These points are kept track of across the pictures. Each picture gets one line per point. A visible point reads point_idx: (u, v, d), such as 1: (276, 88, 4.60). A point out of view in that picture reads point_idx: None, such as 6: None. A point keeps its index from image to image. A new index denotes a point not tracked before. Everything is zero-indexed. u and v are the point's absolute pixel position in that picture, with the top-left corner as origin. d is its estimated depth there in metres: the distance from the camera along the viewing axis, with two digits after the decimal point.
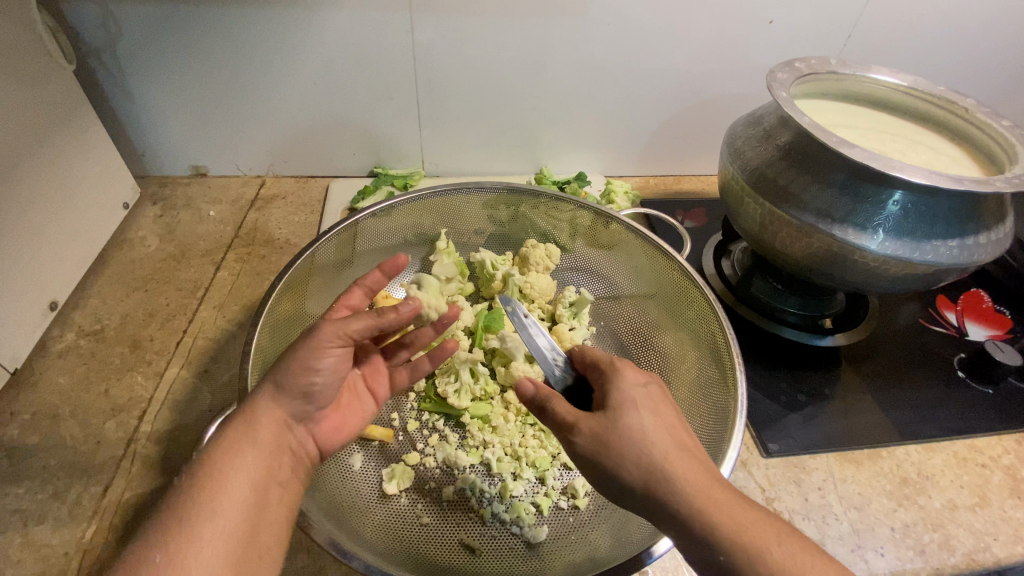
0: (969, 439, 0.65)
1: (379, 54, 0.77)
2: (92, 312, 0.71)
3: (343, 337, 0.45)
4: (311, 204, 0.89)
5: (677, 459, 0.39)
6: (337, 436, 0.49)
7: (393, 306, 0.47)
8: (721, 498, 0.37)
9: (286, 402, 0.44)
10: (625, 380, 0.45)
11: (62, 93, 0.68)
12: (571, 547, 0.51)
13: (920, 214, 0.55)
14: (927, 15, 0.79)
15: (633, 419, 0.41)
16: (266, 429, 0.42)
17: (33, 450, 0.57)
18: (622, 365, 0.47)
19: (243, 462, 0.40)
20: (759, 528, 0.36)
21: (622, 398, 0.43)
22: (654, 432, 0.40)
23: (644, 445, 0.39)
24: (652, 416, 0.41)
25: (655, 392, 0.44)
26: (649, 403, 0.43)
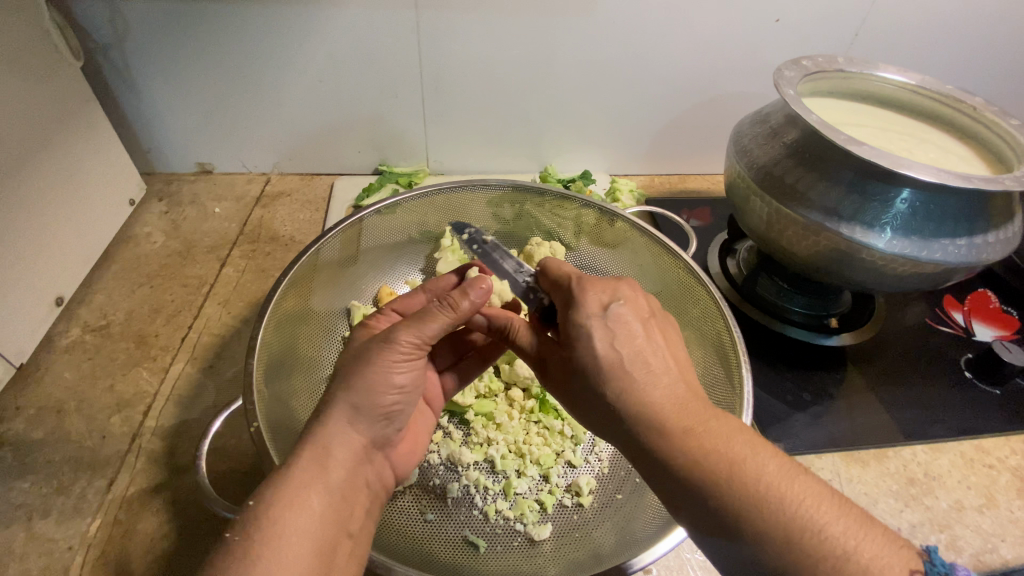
0: (976, 440, 0.64)
1: (385, 52, 0.77)
2: (98, 307, 0.71)
3: (417, 344, 0.44)
4: (316, 202, 0.90)
5: (641, 396, 0.37)
6: (412, 456, 0.49)
7: (461, 300, 0.46)
8: (687, 433, 0.36)
9: (367, 426, 0.42)
10: (585, 308, 0.41)
11: (70, 90, 0.68)
12: (575, 545, 0.51)
13: (929, 212, 0.54)
14: (935, 14, 0.78)
15: (589, 355, 0.39)
16: (340, 463, 0.40)
17: (39, 445, 0.57)
18: (584, 289, 0.42)
19: (316, 501, 0.37)
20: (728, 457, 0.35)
21: (578, 332, 0.40)
22: (611, 367, 0.38)
23: (602, 383, 0.38)
24: (610, 347, 0.39)
25: (622, 316, 0.40)
26: (612, 330, 0.39)
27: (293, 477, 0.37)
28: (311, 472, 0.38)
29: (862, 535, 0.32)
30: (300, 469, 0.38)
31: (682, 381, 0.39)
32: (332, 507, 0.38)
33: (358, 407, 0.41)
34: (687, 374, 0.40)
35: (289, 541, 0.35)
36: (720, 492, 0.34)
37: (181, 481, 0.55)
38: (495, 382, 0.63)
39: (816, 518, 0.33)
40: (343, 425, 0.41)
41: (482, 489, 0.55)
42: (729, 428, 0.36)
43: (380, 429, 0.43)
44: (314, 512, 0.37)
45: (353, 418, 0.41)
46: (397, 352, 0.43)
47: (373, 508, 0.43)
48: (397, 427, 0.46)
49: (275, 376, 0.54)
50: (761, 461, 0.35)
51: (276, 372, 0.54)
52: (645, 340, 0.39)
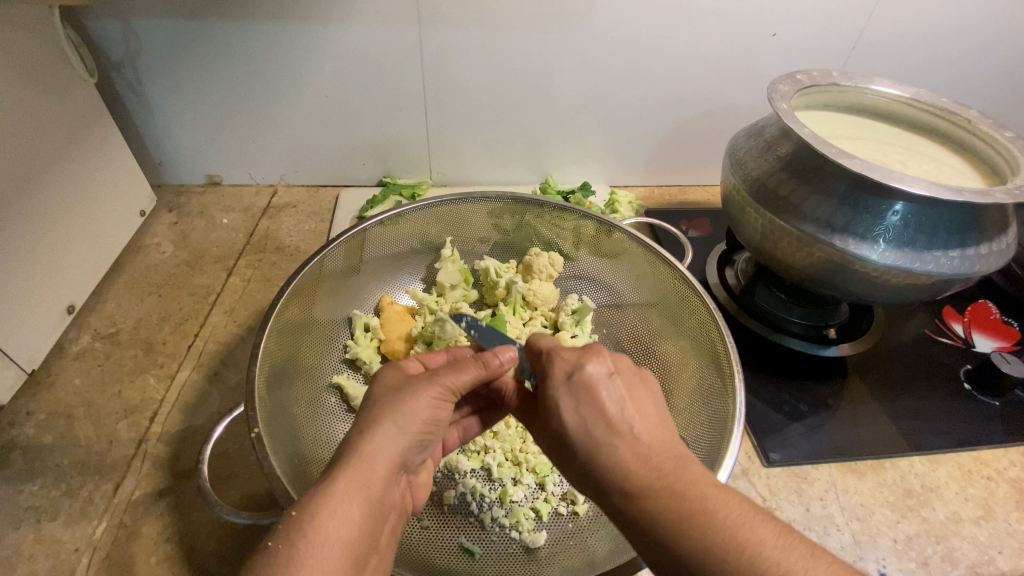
0: (974, 451, 0.64)
1: (388, 67, 0.79)
2: (108, 315, 0.73)
3: (454, 386, 0.44)
4: (321, 213, 0.91)
5: (605, 457, 0.38)
6: (428, 490, 0.48)
7: (493, 354, 0.46)
8: (646, 490, 0.36)
9: (406, 448, 0.42)
10: (554, 376, 0.42)
11: (84, 105, 0.71)
12: (570, 552, 0.52)
13: (920, 224, 0.55)
14: (930, 28, 0.79)
15: (560, 422, 0.41)
16: (380, 479, 0.39)
17: (48, 449, 0.59)
18: (553, 355, 0.43)
19: (355, 516, 0.37)
20: (684, 512, 0.35)
21: (549, 399, 0.42)
22: (580, 433, 0.40)
23: (573, 447, 0.40)
24: (578, 415, 0.40)
25: (587, 380, 0.41)
26: (577, 396, 0.41)
27: (335, 488, 0.37)
28: (356, 484, 0.38)
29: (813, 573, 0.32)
30: (344, 480, 0.37)
31: (649, 437, 0.39)
32: (369, 523, 0.38)
33: (401, 426, 0.41)
34: (657, 429, 0.40)
35: (328, 553, 0.34)
36: (678, 550, 0.34)
37: (184, 487, 0.57)
38: None
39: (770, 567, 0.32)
40: (388, 440, 0.40)
41: (479, 496, 0.56)
42: (689, 479, 0.36)
43: (412, 455, 0.43)
44: (353, 526, 0.36)
45: (396, 435, 0.41)
46: (438, 389, 0.44)
47: (398, 525, 0.43)
48: (423, 456, 0.45)
49: (277, 382, 0.55)
50: (716, 511, 0.35)
51: (279, 379, 0.56)
52: (611, 401, 0.40)
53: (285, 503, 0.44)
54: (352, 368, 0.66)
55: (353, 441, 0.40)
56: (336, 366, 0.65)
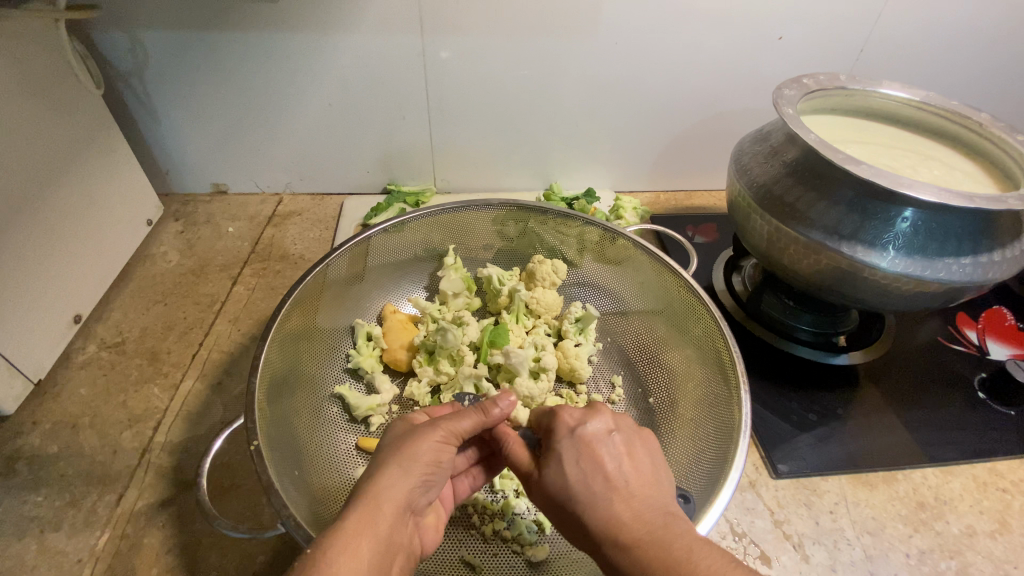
0: (990, 462, 0.63)
1: (392, 75, 0.79)
2: (114, 324, 0.73)
3: (457, 432, 0.44)
4: (326, 220, 0.92)
5: (594, 508, 0.39)
6: (435, 532, 0.46)
7: (492, 402, 0.47)
8: (631, 540, 0.37)
9: (412, 490, 0.41)
10: (557, 431, 0.44)
11: (91, 117, 0.71)
12: (572, 566, 0.50)
13: (931, 231, 0.54)
14: (940, 30, 0.78)
15: (559, 476, 0.41)
16: (388, 518, 0.39)
17: (53, 459, 0.59)
18: (558, 411, 0.45)
19: (363, 556, 0.36)
20: (666, 561, 0.36)
21: (551, 452, 0.43)
22: (578, 485, 0.40)
23: (569, 497, 0.40)
24: (577, 468, 0.41)
25: (590, 437, 0.42)
26: (580, 451, 0.42)
27: (345, 528, 0.37)
28: (363, 524, 0.38)
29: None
30: (353, 519, 0.38)
31: (643, 494, 0.40)
32: (378, 562, 0.37)
33: (406, 468, 0.41)
34: (651, 487, 0.41)
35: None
36: None
37: (186, 497, 0.57)
38: None
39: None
40: (395, 481, 0.40)
41: (480, 508, 0.55)
42: (675, 533, 0.37)
43: (419, 496, 0.42)
44: (363, 564, 0.36)
45: (401, 477, 0.41)
46: (442, 432, 0.44)
47: (407, 566, 0.42)
48: (430, 498, 0.44)
49: (279, 393, 0.55)
50: (696, 561, 0.35)
51: (279, 392, 0.55)
52: (609, 457, 0.41)
53: (283, 515, 0.44)
54: (353, 378, 0.66)
55: (360, 487, 0.40)
56: (338, 375, 0.65)
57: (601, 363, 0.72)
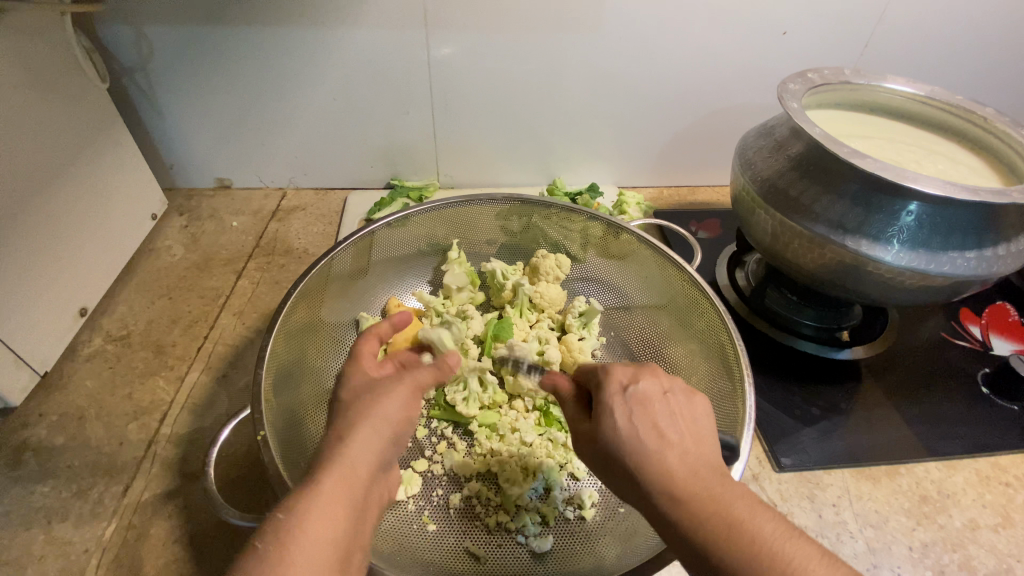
0: (993, 457, 0.63)
1: (396, 69, 0.79)
2: (119, 317, 0.74)
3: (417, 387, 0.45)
4: (330, 215, 0.92)
5: (648, 456, 0.37)
6: (398, 485, 0.47)
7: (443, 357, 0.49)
8: (689, 496, 0.35)
9: (384, 452, 0.41)
10: (608, 388, 0.41)
11: (96, 110, 0.71)
12: (577, 557, 0.50)
13: (935, 226, 0.53)
14: (945, 25, 0.78)
15: (612, 430, 0.39)
16: (363, 479, 0.39)
17: (59, 450, 0.59)
18: (607, 367, 0.43)
19: (337, 516, 0.36)
20: (729, 521, 0.34)
21: (601, 407, 0.40)
22: (631, 441, 0.38)
23: (621, 452, 0.38)
24: (630, 423, 0.39)
25: (642, 396, 0.40)
26: (633, 408, 0.39)
27: (321, 488, 0.36)
28: (339, 484, 0.37)
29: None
30: (329, 479, 0.37)
31: (698, 452, 0.38)
32: (354, 522, 0.37)
33: (377, 430, 0.41)
34: (706, 447, 0.39)
35: (319, 548, 0.34)
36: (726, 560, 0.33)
37: (191, 488, 0.57)
38: (500, 394, 0.63)
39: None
40: (368, 443, 0.40)
41: (484, 499, 0.55)
42: (732, 490, 0.36)
43: (390, 455, 0.43)
44: (340, 523, 0.36)
45: (373, 437, 0.41)
46: (407, 389, 0.45)
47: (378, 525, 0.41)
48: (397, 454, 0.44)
49: (284, 385, 0.55)
50: (758, 520, 0.34)
51: (284, 381, 0.56)
52: (663, 415, 0.39)
53: None
54: None
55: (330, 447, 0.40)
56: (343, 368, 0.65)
57: (605, 357, 0.72)
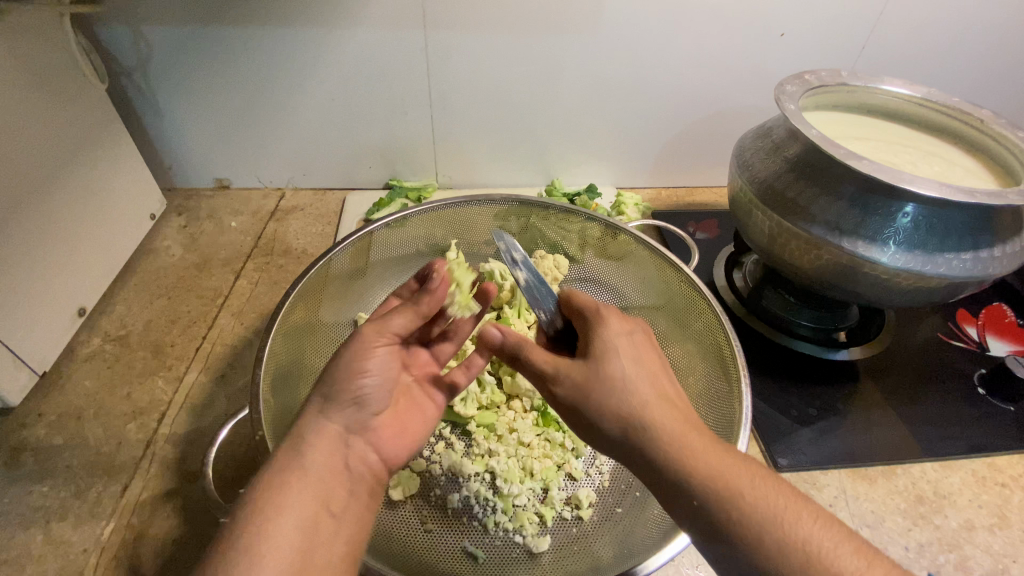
0: (989, 458, 0.63)
1: (395, 70, 0.79)
2: (118, 318, 0.74)
3: (387, 334, 0.47)
4: (328, 215, 0.92)
5: (655, 408, 0.39)
6: (404, 435, 0.46)
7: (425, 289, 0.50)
8: (700, 452, 0.38)
9: (339, 413, 0.43)
10: (611, 329, 0.45)
11: (95, 110, 0.72)
12: (574, 557, 0.50)
13: (931, 227, 0.54)
14: (942, 27, 0.78)
15: (614, 367, 0.41)
16: (315, 451, 0.41)
17: (58, 450, 0.60)
18: (609, 314, 0.46)
19: (286, 489, 0.38)
20: (741, 480, 0.36)
21: (605, 346, 0.43)
22: (635, 376, 0.41)
23: (624, 385, 0.40)
24: (634, 363, 0.42)
25: (642, 343, 0.44)
26: (634, 351, 0.43)
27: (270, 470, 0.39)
28: (287, 461, 0.40)
29: (868, 557, 0.34)
30: (277, 459, 0.40)
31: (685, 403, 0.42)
32: (309, 491, 0.39)
33: (327, 398, 0.43)
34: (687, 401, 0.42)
35: (273, 522, 0.36)
36: (722, 503, 0.36)
37: (190, 488, 0.57)
38: (498, 394, 0.63)
39: (822, 542, 0.34)
40: (318, 416, 0.43)
41: (482, 500, 0.54)
42: (723, 451, 0.39)
43: (357, 416, 0.44)
44: (290, 497, 0.38)
45: (324, 409, 0.43)
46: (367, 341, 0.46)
47: (366, 484, 0.42)
48: (375, 410, 0.45)
49: (283, 385, 0.56)
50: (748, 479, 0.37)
51: (283, 381, 0.56)
52: (655, 363, 0.43)
53: None
54: None
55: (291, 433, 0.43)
56: None
57: None
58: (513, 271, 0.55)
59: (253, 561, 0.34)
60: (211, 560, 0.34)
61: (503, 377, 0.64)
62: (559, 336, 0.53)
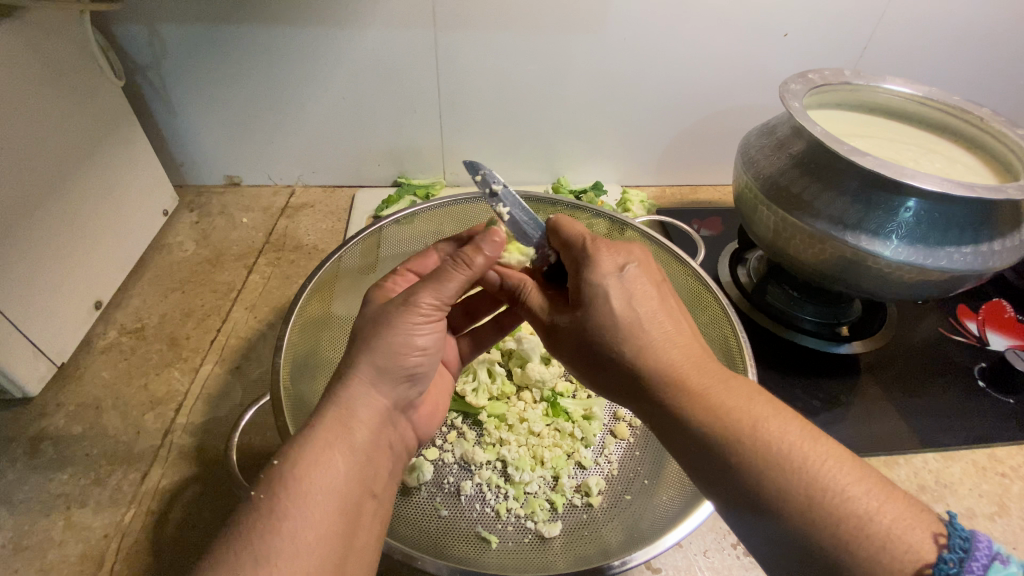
0: (989, 448, 0.64)
1: (405, 68, 0.81)
2: (133, 310, 0.75)
3: (439, 305, 0.45)
4: (339, 212, 0.93)
5: (659, 353, 0.42)
6: (432, 418, 0.52)
7: (477, 251, 0.47)
8: (704, 397, 0.39)
9: (390, 389, 0.44)
10: (602, 268, 0.45)
11: (111, 107, 0.73)
12: (584, 541, 0.51)
13: (933, 221, 0.55)
14: (943, 28, 0.80)
15: (605, 312, 0.43)
16: (363, 427, 0.41)
17: (77, 438, 0.61)
18: (599, 251, 0.46)
19: (333, 465, 0.38)
20: (747, 422, 0.37)
21: (596, 290, 0.44)
22: (628, 319, 0.43)
23: (616, 328, 0.43)
24: (626, 304, 0.43)
25: (635, 278, 0.44)
26: (629, 293, 0.43)
27: (317, 438, 0.39)
28: (335, 434, 0.40)
29: (881, 499, 0.33)
30: (324, 429, 0.40)
31: (689, 343, 0.43)
32: (355, 470, 0.40)
33: (381, 372, 0.43)
34: (693, 340, 0.43)
35: (320, 507, 0.37)
36: (731, 447, 0.37)
37: (209, 475, 0.58)
38: (508, 385, 0.65)
39: (828, 484, 0.34)
40: (366, 386, 0.43)
41: (494, 487, 0.56)
42: (734, 391, 0.40)
43: (403, 393, 0.46)
44: (337, 475, 0.38)
45: (376, 380, 0.43)
46: (420, 312, 0.44)
47: (395, 464, 0.45)
48: (418, 390, 0.48)
49: (300, 374, 0.57)
50: (764, 423, 0.37)
51: (300, 371, 0.57)
52: (651, 302, 0.44)
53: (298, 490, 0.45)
54: None
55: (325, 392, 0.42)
56: None
57: None
58: (495, 205, 0.53)
59: (303, 548, 0.34)
60: (254, 539, 0.34)
61: (514, 369, 0.67)
62: (552, 269, 0.56)
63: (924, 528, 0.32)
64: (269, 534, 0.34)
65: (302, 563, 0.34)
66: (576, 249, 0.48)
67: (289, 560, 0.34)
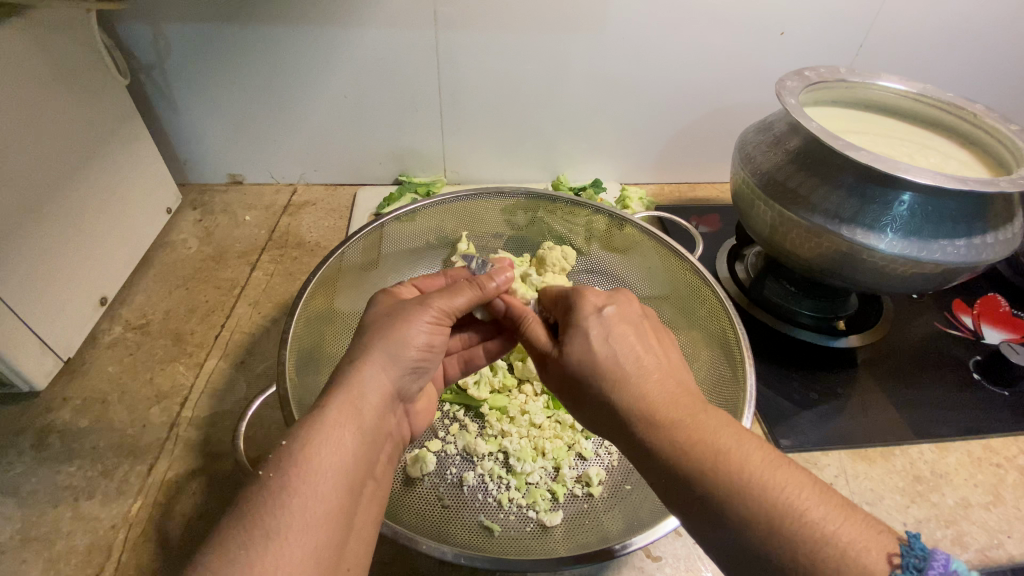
0: (984, 439, 0.65)
1: (406, 67, 0.82)
2: (138, 307, 0.76)
3: (448, 312, 0.49)
4: (340, 210, 0.94)
5: (632, 385, 0.42)
6: (428, 416, 0.53)
7: (489, 279, 0.52)
8: (671, 425, 0.39)
9: (399, 379, 0.46)
10: (583, 309, 0.47)
11: (116, 105, 0.74)
12: (584, 529, 0.52)
13: (926, 215, 0.56)
14: (937, 25, 0.81)
15: (581, 349, 0.45)
16: (369, 412, 0.42)
17: (84, 432, 0.62)
18: (583, 291, 0.49)
19: (343, 441, 0.39)
20: (711, 451, 0.37)
21: (578, 329, 0.46)
22: (606, 356, 0.43)
23: (591, 361, 0.44)
24: (603, 341, 0.44)
25: (614, 316, 0.46)
26: (606, 329, 0.45)
27: (328, 417, 0.40)
28: (347, 413, 0.40)
29: (841, 520, 0.33)
30: (336, 410, 0.40)
31: (670, 374, 0.43)
32: (363, 450, 0.40)
33: (392, 358, 0.45)
34: (677, 375, 0.44)
35: (329, 481, 0.37)
36: (696, 476, 0.37)
37: (214, 467, 0.59)
38: (509, 378, 0.67)
39: (789, 506, 0.34)
40: (377, 369, 0.44)
41: (496, 478, 0.57)
42: (703, 419, 0.39)
43: (408, 383, 0.47)
44: (348, 452, 0.39)
45: (387, 367, 0.45)
46: (431, 314, 0.48)
47: (392, 454, 0.46)
48: (419, 385, 0.49)
49: (305, 367, 0.58)
50: (733, 449, 0.37)
51: (304, 364, 0.58)
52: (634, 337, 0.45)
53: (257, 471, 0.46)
54: None
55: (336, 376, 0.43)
56: None
57: None
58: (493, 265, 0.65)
59: (310, 521, 0.35)
60: (262, 517, 0.34)
61: (515, 362, 0.68)
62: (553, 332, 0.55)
63: (881, 548, 0.32)
64: (280, 505, 0.34)
65: (308, 537, 0.34)
66: (564, 293, 0.51)
67: (294, 535, 0.34)
